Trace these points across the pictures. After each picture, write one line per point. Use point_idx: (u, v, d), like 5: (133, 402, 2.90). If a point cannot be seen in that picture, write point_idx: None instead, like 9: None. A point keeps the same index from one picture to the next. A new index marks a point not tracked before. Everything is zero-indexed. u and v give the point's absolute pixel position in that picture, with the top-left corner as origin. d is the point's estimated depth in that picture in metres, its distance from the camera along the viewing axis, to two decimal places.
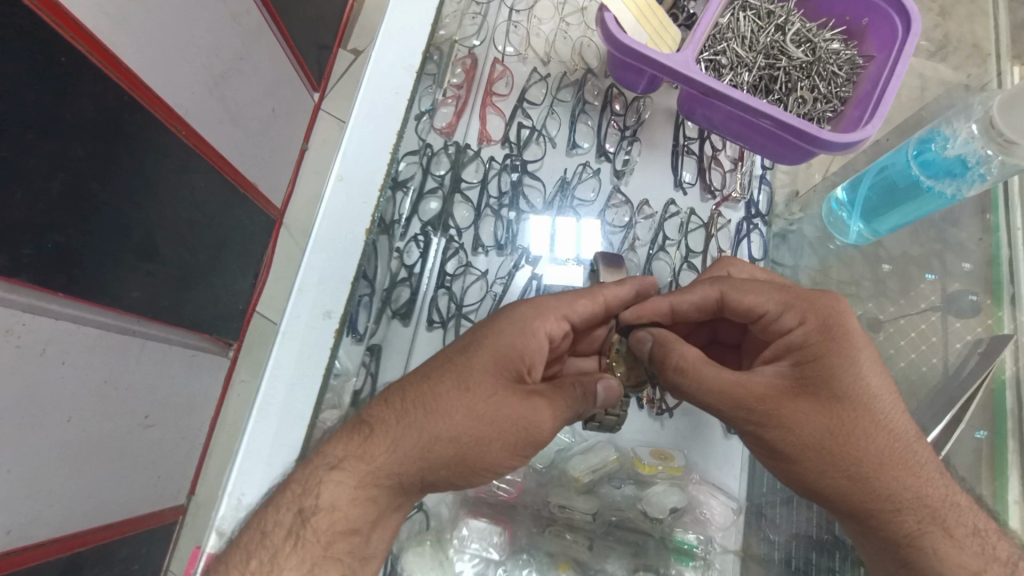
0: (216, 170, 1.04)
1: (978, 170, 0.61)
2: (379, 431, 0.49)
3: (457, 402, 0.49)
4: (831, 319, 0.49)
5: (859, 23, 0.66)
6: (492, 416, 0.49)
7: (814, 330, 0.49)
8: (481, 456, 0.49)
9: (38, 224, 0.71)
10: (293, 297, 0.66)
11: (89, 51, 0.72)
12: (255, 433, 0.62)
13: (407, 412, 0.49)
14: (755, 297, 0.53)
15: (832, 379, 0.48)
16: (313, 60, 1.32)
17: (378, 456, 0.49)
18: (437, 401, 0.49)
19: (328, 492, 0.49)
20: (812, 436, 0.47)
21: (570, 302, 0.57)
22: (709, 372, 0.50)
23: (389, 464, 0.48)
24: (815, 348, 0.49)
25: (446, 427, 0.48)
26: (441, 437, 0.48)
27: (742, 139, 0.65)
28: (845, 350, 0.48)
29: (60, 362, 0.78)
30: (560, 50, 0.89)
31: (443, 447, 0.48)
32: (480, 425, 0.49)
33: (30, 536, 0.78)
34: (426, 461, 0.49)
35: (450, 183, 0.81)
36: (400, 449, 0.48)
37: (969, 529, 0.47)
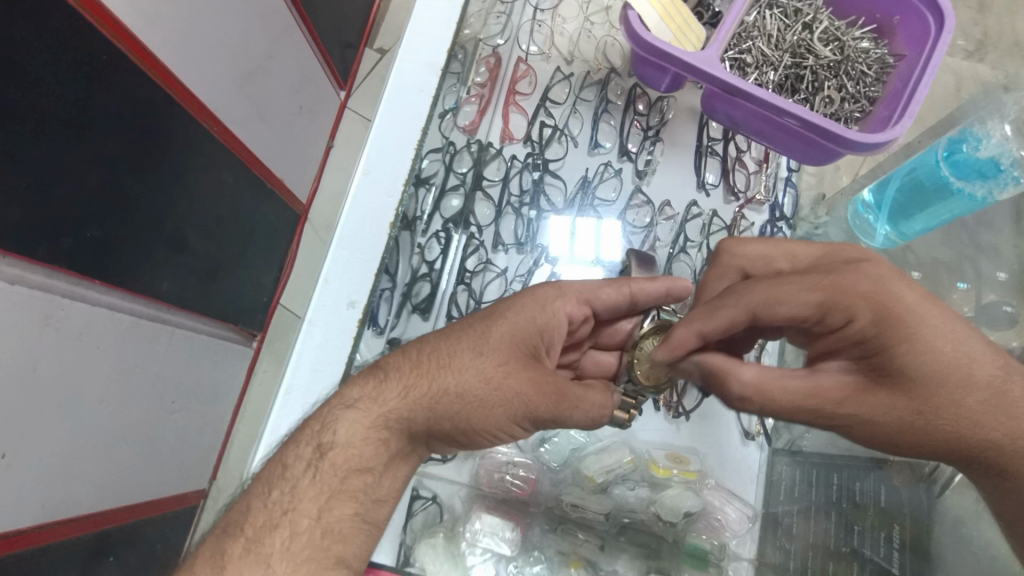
0: (245, 165, 1.06)
1: (1011, 173, 0.59)
2: (394, 376, 0.51)
3: (468, 361, 0.50)
4: (895, 310, 0.42)
5: (890, 19, 0.65)
6: (504, 377, 0.49)
7: (871, 325, 0.42)
8: (482, 415, 0.49)
9: (78, 215, 0.74)
10: (320, 288, 0.72)
11: (128, 50, 0.75)
12: (282, 412, 0.69)
13: (424, 364, 0.51)
14: (814, 293, 0.45)
15: (918, 380, 0.41)
16: (339, 58, 1.35)
17: (388, 399, 0.50)
18: (450, 359, 0.50)
19: (343, 431, 0.49)
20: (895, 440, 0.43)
21: (595, 286, 0.58)
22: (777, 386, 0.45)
23: (397, 408, 0.49)
24: (888, 349, 0.42)
25: (456, 384, 0.49)
26: (448, 390, 0.49)
27: (767, 139, 0.64)
28: (907, 341, 0.41)
29: (95, 347, 0.81)
30: (583, 49, 0.89)
31: (449, 400, 0.49)
32: (487, 389, 0.49)
33: (63, 515, 0.82)
34: (431, 414, 0.49)
35: (472, 180, 0.82)
36: (410, 394, 0.49)
37: None
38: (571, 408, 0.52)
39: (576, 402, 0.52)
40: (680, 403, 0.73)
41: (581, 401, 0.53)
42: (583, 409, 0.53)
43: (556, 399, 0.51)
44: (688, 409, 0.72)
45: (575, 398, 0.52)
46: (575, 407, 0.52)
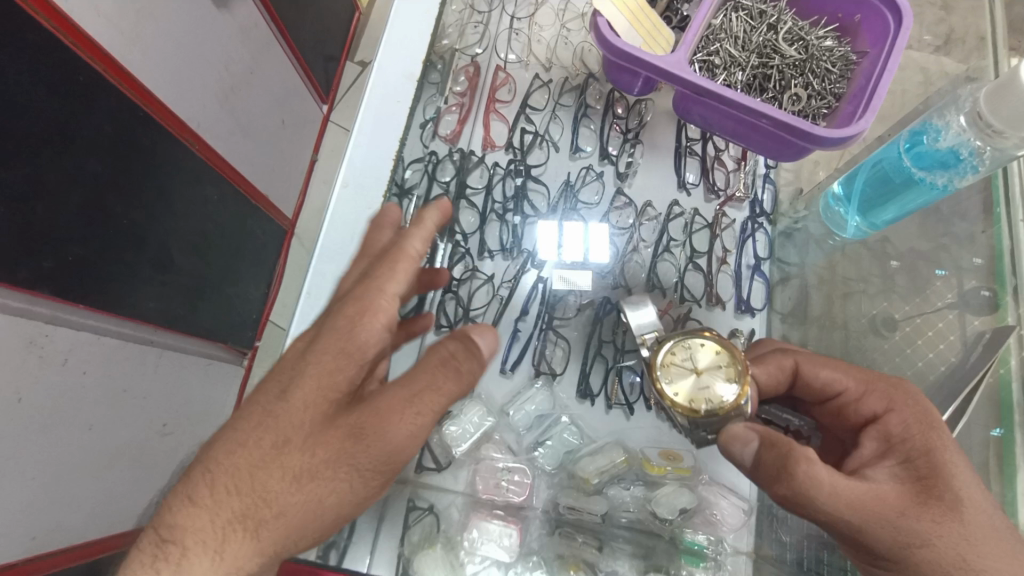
0: (228, 182, 1.06)
1: (971, 162, 0.60)
2: (204, 506, 0.41)
3: (262, 441, 0.41)
4: (919, 410, 0.49)
5: (852, 19, 0.66)
6: (305, 455, 0.40)
7: (915, 418, 0.49)
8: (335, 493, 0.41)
9: (60, 238, 0.73)
10: (303, 302, 0.73)
11: (105, 69, 0.75)
12: None
13: (221, 482, 0.41)
14: (822, 373, 0.56)
15: (931, 473, 0.45)
16: (321, 72, 1.36)
17: (239, 532, 0.41)
18: (245, 451, 0.41)
19: (196, 568, 0.40)
20: (909, 538, 0.44)
21: (382, 283, 0.43)
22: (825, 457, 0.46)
23: (251, 535, 0.41)
24: (911, 431, 0.48)
25: (264, 475, 0.40)
26: (259, 483, 0.40)
27: (739, 138, 0.65)
28: (954, 447, 0.46)
29: (81, 371, 0.80)
30: (561, 55, 0.90)
31: (266, 502, 0.40)
32: (299, 456, 0.41)
33: (54, 543, 0.81)
34: (292, 522, 0.41)
35: (456, 189, 0.82)
36: (247, 521, 0.41)
37: None
38: (391, 434, 0.40)
39: (408, 414, 0.41)
40: None
41: (407, 408, 0.41)
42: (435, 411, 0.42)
43: (364, 430, 0.40)
44: None
45: (370, 421, 0.40)
46: (405, 425, 0.41)
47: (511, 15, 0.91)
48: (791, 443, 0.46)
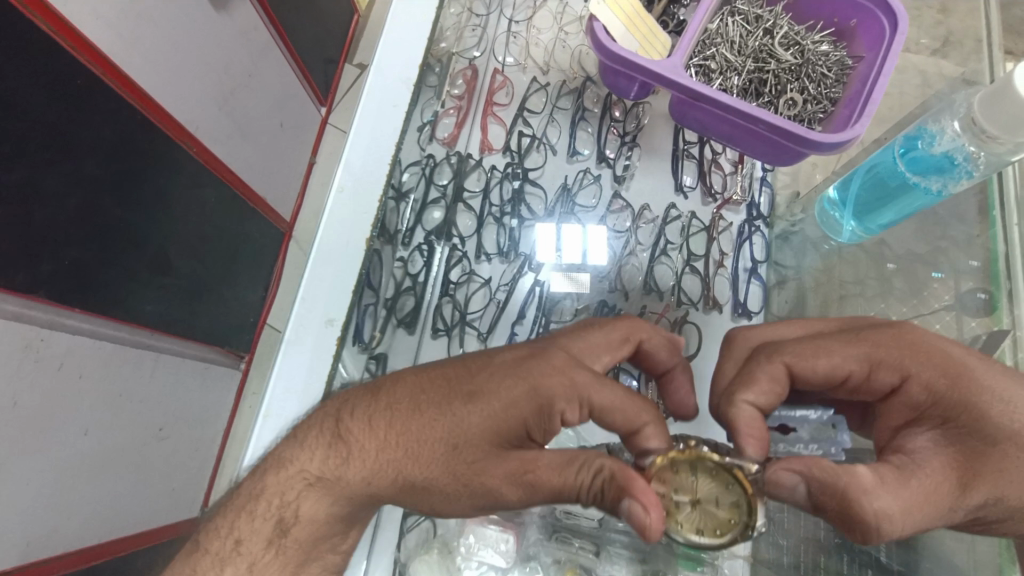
0: (227, 184, 1.06)
1: (966, 167, 0.60)
2: (355, 453, 0.47)
3: (414, 398, 0.47)
4: (947, 365, 0.45)
5: (847, 24, 0.66)
6: (446, 419, 0.45)
7: (941, 378, 0.45)
8: (423, 464, 0.45)
9: (57, 242, 0.73)
10: (296, 306, 0.68)
11: (103, 72, 0.75)
12: (262, 437, 0.65)
13: (347, 412, 0.48)
14: (825, 363, 0.48)
15: (967, 448, 0.43)
16: (319, 74, 1.35)
17: (343, 461, 0.47)
18: (400, 402, 0.47)
19: (308, 506, 0.48)
20: (969, 508, 0.43)
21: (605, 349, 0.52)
22: (878, 480, 0.41)
23: (348, 471, 0.47)
24: (945, 407, 0.44)
25: (409, 425, 0.46)
26: (373, 425, 0.47)
27: (736, 142, 0.65)
28: (987, 389, 0.43)
29: (78, 375, 0.80)
30: (559, 59, 0.90)
31: (370, 440, 0.47)
32: (443, 418, 0.45)
33: (50, 548, 0.80)
34: (384, 477, 0.46)
35: (453, 192, 0.83)
36: (353, 455, 0.47)
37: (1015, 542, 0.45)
38: (482, 417, 0.45)
39: (503, 401, 0.46)
40: (669, 406, 0.72)
41: (508, 394, 0.46)
42: (535, 421, 0.46)
43: (467, 400, 0.46)
44: (677, 410, 0.71)
45: (480, 394, 0.46)
46: (494, 416, 0.45)
47: (509, 19, 0.91)
48: (838, 477, 0.41)
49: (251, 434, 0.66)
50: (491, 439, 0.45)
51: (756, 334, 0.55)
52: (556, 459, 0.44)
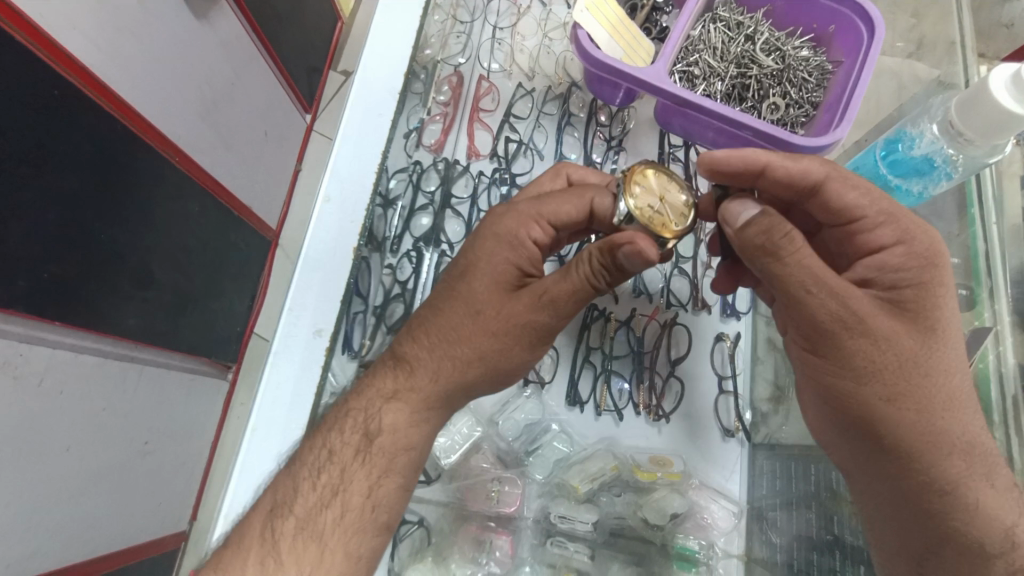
0: (211, 194, 1.05)
1: (944, 169, 0.61)
2: (418, 365, 0.54)
3: (463, 316, 0.54)
4: (933, 249, 0.51)
5: (827, 30, 0.68)
6: (495, 322, 0.53)
7: (919, 253, 0.51)
8: (472, 344, 0.53)
9: (35, 257, 0.72)
10: (286, 319, 0.71)
11: (84, 85, 0.74)
12: (251, 451, 0.68)
13: (399, 341, 0.57)
14: (795, 169, 0.55)
15: (922, 301, 0.50)
16: (304, 82, 1.35)
17: (410, 374, 0.54)
18: (448, 321, 0.54)
19: (389, 417, 0.53)
20: (886, 372, 0.50)
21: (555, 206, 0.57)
22: (867, 311, 0.49)
23: (419, 377, 0.54)
24: (912, 272, 0.51)
25: (463, 332, 0.54)
26: (418, 339, 0.55)
27: (720, 146, 0.66)
28: (946, 284, 0.51)
29: (59, 392, 0.78)
30: (544, 65, 0.91)
31: (423, 349, 0.55)
32: (485, 322, 0.53)
33: (29, 569, 0.79)
34: (449, 373, 0.54)
35: (441, 198, 0.81)
36: (418, 368, 0.54)
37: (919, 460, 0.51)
38: (484, 282, 0.54)
39: (490, 275, 0.54)
40: (660, 406, 0.74)
41: (486, 263, 0.55)
42: (523, 259, 0.55)
43: (462, 280, 0.55)
44: (667, 411, 0.73)
45: (469, 270, 0.55)
46: (490, 277, 0.54)
47: (494, 26, 0.91)
48: (817, 263, 0.49)
49: (239, 450, 0.68)
50: (504, 299, 0.54)
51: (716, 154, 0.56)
52: (555, 276, 0.52)
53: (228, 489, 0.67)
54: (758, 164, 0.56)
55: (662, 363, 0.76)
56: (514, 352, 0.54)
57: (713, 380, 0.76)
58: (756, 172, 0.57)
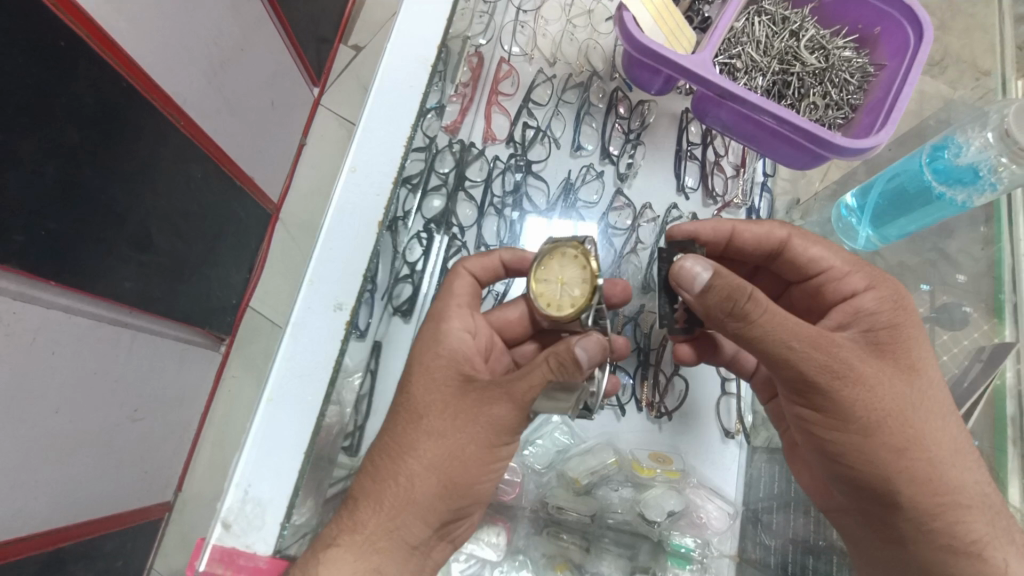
0: (213, 161, 1.03)
1: (989, 179, 0.60)
2: (393, 495, 0.50)
3: (415, 439, 0.51)
4: (898, 296, 0.53)
5: (872, 31, 0.67)
6: (439, 434, 0.50)
7: (887, 298, 0.53)
8: (418, 456, 0.50)
9: (32, 211, 0.70)
10: (304, 290, 0.59)
11: (89, 36, 0.71)
12: (266, 423, 0.54)
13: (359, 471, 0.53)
14: (755, 236, 0.61)
15: (900, 344, 0.51)
16: (313, 53, 1.32)
17: (357, 512, 0.51)
18: (402, 444, 0.51)
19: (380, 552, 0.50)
20: (897, 428, 0.49)
21: (465, 295, 0.61)
22: (859, 363, 0.49)
23: (372, 512, 0.50)
24: (885, 316, 0.52)
25: (417, 456, 0.50)
26: (370, 466, 0.52)
27: (756, 143, 0.65)
28: (915, 323, 0.52)
29: (52, 352, 0.77)
30: (566, 51, 0.90)
31: (376, 480, 0.51)
32: (436, 442, 0.50)
33: (11, 530, 0.77)
34: (395, 499, 0.50)
35: (454, 180, 0.80)
36: (368, 501, 0.51)
37: (940, 506, 0.50)
38: (423, 387, 0.53)
39: (432, 379, 0.53)
40: (662, 403, 0.73)
41: (422, 367, 0.54)
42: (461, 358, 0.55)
43: (397, 389, 0.54)
44: (669, 409, 0.73)
45: (409, 377, 0.54)
46: (427, 382, 0.53)
47: (517, 8, 0.89)
48: (799, 325, 0.47)
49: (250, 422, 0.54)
50: (449, 403, 0.51)
51: (690, 225, 0.62)
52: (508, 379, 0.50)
53: (239, 461, 0.53)
54: (723, 234, 0.62)
55: (667, 360, 0.76)
56: (471, 458, 0.50)
57: (715, 382, 0.76)
58: (722, 241, 0.63)
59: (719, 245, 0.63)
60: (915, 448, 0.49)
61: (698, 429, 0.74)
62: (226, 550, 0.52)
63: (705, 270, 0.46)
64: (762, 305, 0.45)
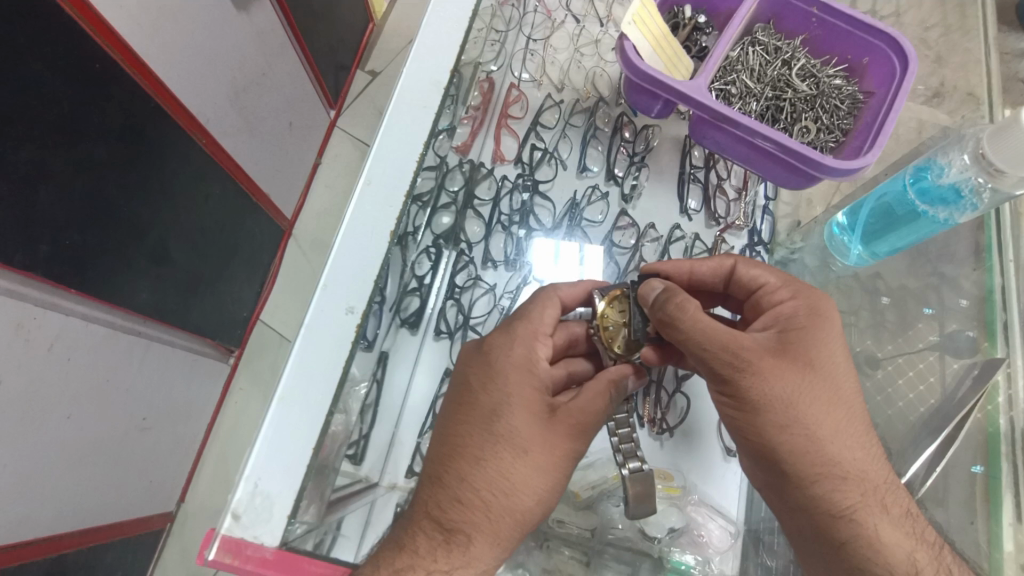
0: (231, 178, 1.06)
1: (971, 200, 0.61)
2: (476, 537, 0.48)
3: (524, 471, 0.51)
4: (818, 302, 0.56)
5: (860, 61, 0.70)
6: (550, 460, 0.52)
7: (804, 306, 0.56)
8: (529, 488, 0.51)
9: (57, 222, 0.73)
10: (317, 294, 0.61)
11: (122, 60, 0.76)
12: (276, 422, 0.55)
13: (435, 504, 0.50)
14: (706, 267, 0.64)
15: (807, 341, 0.53)
16: (331, 78, 1.37)
17: (468, 545, 0.48)
18: (510, 478, 0.50)
19: None
20: (784, 410, 0.51)
21: (538, 317, 0.59)
22: (756, 355, 0.52)
23: (475, 546, 0.48)
24: (799, 319, 0.55)
25: (525, 490, 0.50)
26: (461, 499, 0.49)
27: (751, 163, 0.67)
28: (832, 328, 0.54)
29: (67, 359, 0.79)
30: (574, 79, 0.93)
31: (474, 512, 0.49)
32: (547, 474, 0.52)
33: (15, 535, 0.79)
34: (507, 530, 0.50)
35: (464, 199, 0.83)
36: (474, 534, 0.48)
37: (826, 485, 0.51)
38: (521, 419, 0.52)
39: (529, 411, 0.53)
40: (664, 420, 0.74)
41: (518, 398, 0.53)
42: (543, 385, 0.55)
43: (498, 420, 0.52)
44: (671, 426, 0.74)
45: (502, 406, 0.53)
46: (525, 412, 0.53)
47: (528, 37, 0.94)
48: (712, 326, 0.52)
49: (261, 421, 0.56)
50: (545, 435, 0.52)
51: (655, 264, 0.64)
52: (589, 400, 0.55)
53: (249, 457, 0.54)
54: (683, 271, 0.64)
55: (668, 379, 0.77)
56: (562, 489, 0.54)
57: None
58: (683, 277, 0.65)
59: (680, 281, 0.65)
60: (801, 426, 0.51)
61: (697, 453, 0.74)
62: (235, 542, 0.52)
63: (666, 287, 0.56)
64: (675, 305, 0.53)
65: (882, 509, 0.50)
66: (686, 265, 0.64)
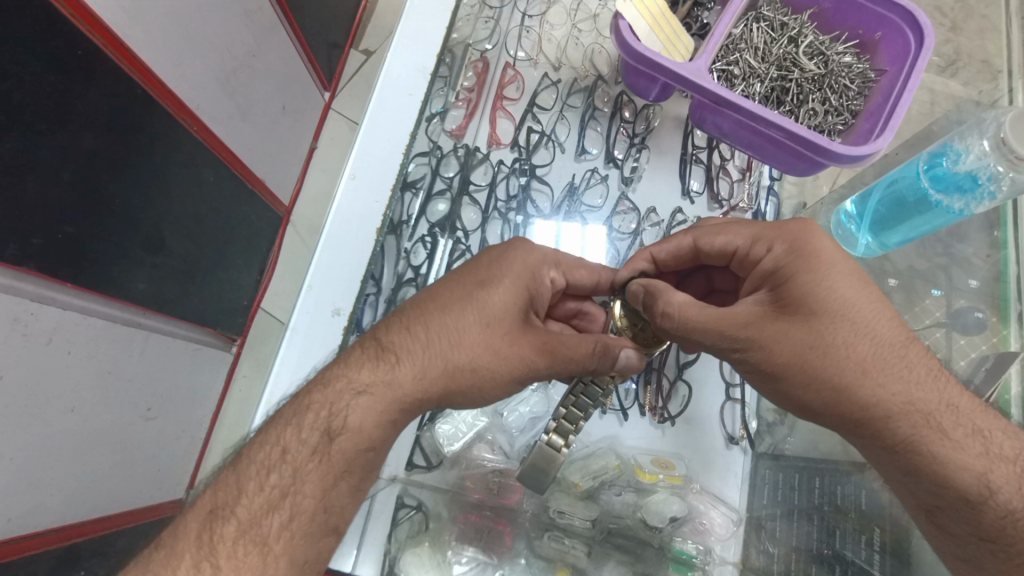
0: (225, 164, 1.04)
1: (988, 187, 0.59)
2: (405, 360, 0.53)
3: (476, 333, 0.54)
4: (798, 243, 0.53)
5: (871, 36, 0.67)
6: (504, 341, 0.54)
7: (783, 253, 0.53)
8: (472, 347, 0.53)
9: (49, 215, 0.72)
10: (304, 296, 0.72)
11: (104, 44, 0.73)
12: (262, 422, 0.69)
13: (384, 328, 0.55)
14: (666, 252, 0.62)
15: (800, 295, 0.51)
16: (324, 58, 1.33)
17: (393, 366, 0.52)
18: (460, 333, 0.53)
19: (356, 416, 0.50)
20: (803, 371, 0.51)
21: (573, 266, 0.62)
22: (752, 326, 0.52)
23: (400, 368, 0.52)
24: (784, 268, 0.53)
25: (468, 347, 0.53)
26: (410, 330, 0.54)
27: (753, 148, 0.64)
28: (823, 270, 0.51)
29: (66, 352, 0.78)
30: (571, 56, 0.89)
31: (413, 341, 0.53)
32: (492, 355, 0.54)
33: (28, 525, 0.80)
34: (435, 374, 0.53)
35: (459, 185, 0.81)
36: (403, 359, 0.53)
37: (880, 430, 0.50)
38: (504, 297, 0.55)
39: (511, 296, 0.55)
40: (665, 408, 0.74)
41: (512, 282, 0.56)
42: (536, 291, 0.58)
43: (483, 288, 0.55)
44: (672, 414, 0.73)
45: (493, 280, 0.56)
46: (512, 290, 0.55)
47: (523, 13, 0.90)
48: (701, 320, 0.53)
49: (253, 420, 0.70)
50: (515, 330, 0.54)
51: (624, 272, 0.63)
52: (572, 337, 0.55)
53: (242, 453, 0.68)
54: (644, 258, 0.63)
55: (669, 366, 0.76)
56: (507, 385, 0.55)
57: (721, 387, 0.75)
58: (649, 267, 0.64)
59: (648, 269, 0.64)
60: (828, 383, 0.50)
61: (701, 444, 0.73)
62: None
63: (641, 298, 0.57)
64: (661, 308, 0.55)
65: (937, 434, 0.48)
66: (644, 253, 0.63)
